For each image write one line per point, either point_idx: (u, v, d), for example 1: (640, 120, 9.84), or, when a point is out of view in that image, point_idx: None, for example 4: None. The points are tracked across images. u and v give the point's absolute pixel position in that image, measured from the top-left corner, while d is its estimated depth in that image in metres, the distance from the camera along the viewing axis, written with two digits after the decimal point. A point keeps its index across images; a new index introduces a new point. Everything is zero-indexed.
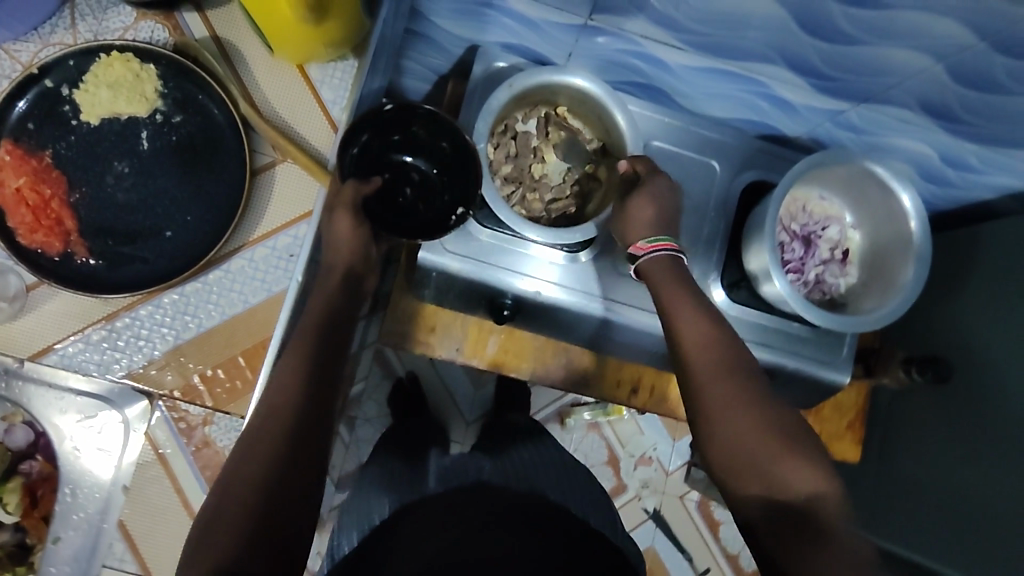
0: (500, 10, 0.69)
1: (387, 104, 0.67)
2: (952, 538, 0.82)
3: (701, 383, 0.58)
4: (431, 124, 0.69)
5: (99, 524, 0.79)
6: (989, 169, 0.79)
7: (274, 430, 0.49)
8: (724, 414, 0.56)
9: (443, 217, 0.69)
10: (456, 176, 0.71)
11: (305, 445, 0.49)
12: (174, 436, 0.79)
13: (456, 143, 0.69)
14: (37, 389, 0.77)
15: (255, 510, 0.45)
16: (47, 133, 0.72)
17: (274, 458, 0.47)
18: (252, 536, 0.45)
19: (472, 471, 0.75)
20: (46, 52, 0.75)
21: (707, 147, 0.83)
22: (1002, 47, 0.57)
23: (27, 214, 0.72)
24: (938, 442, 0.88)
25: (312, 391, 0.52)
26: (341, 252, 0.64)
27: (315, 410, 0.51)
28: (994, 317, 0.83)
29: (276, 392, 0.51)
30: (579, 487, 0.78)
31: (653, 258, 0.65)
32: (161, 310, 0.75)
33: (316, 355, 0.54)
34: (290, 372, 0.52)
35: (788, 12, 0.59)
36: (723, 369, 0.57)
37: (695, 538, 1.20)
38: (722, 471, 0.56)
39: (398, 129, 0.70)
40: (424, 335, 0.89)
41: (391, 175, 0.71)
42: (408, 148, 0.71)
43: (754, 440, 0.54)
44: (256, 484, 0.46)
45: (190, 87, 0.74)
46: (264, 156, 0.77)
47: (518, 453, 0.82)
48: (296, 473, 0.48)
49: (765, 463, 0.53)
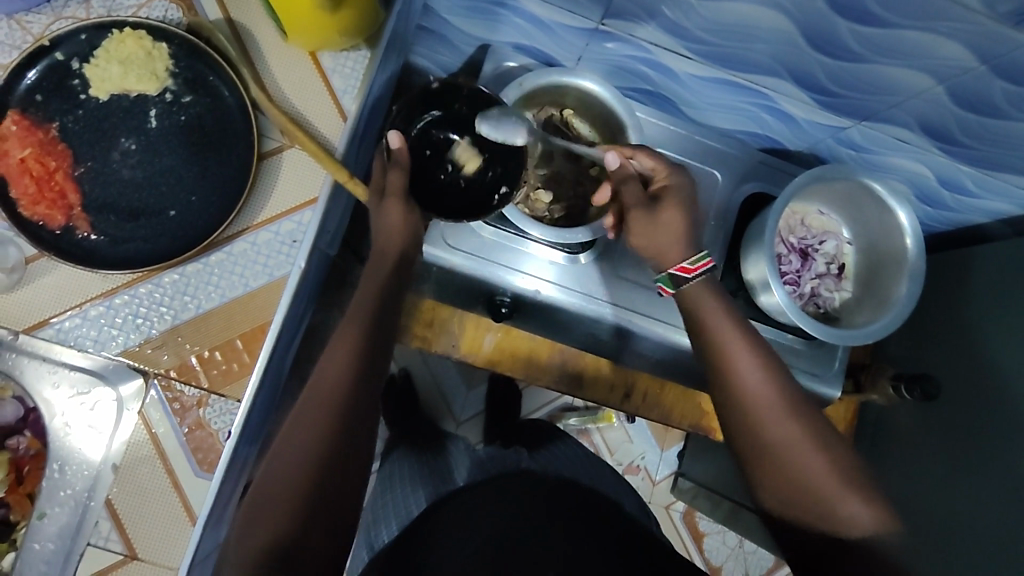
0: (513, 11, 0.70)
1: (433, 82, 0.71)
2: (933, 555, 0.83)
3: (757, 400, 0.58)
4: (476, 101, 0.72)
5: (85, 502, 0.78)
6: (984, 193, 0.80)
7: (327, 413, 0.50)
8: (785, 443, 0.56)
9: (487, 196, 0.74)
10: (498, 153, 0.75)
11: (356, 419, 0.51)
12: (166, 416, 0.77)
13: (499, 121, 0.73)
14: (31, 362, 0.77)
15: (308, 495, 0.47)
16: (55, 106, 0.72)
17: (329, 445, 0.48)
18: (305, 519, 0.46)
19: (511, 461, 0.77)
20: (58, 25, 0.75)
21: (709, 157, 0.85)
22: (1002, 72, 0.59)
23: (30, 184, 0.71)
24: (925, 461, 0.89)
25: (365, 378, 0.53)
26: (393, 236, 0.64)
27: (369, 399, 0.52)
28: (983, 339, 0.84)
29: (330, 376, 0.52)
30: (609, 481, 0.81)
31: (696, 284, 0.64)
32: (160, 290, 0.75)
33: (368, 342, 0.55)
34: (343, 357, 0.53)
35: (795, 27, 0.60)
36: (783, 403, 0.57)
37: (679, 549, 1.21)
38: (771, 486, 0.56)
39: (440, 106, 0.73)
40: (421, 330, 0.88)
41: (432, 151, 0.74)
42: (449, 125, 0.74)
43: (820, 475, 0.54)
44: (311, 468, 0.47)
45: (202, 68, 0.74)
46: (272, 141, 0.77)
47: (550, 448, 0.84)
48: (349, 459, 0.49)
49: (829, 496, 0.54)
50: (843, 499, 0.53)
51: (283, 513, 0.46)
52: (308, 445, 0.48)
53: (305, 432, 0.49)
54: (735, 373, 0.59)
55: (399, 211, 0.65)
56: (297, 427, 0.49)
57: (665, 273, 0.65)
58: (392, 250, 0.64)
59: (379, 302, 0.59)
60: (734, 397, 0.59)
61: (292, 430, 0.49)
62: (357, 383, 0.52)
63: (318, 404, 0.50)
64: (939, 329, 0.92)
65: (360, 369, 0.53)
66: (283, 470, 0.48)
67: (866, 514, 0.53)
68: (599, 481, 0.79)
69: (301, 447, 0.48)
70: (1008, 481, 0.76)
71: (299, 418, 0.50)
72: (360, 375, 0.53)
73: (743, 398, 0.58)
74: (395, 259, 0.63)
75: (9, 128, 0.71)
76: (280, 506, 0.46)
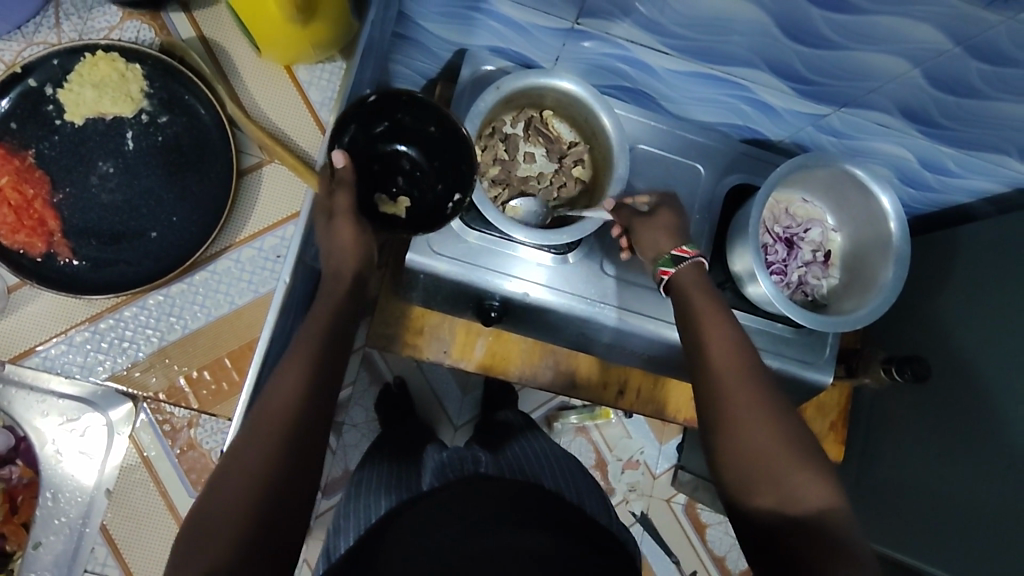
0: (487, 14, 0.70)
1: (372, 94, 0.68)
2: (930, 535, 0.83)
3: (729, 387, 0.58)
4: (418, 110, 0.71)
5: (80, 529, 0.79)
6: (966, 172, 0.81)
7: (285, 415, 0.51)
8: (745, 423, 0.57)
9: (440, 207, 0.73)
10: (448, 161, 0.73)
11: (313, 424, 0.53)
12: (158, 439, 0.77)
13: (444, 129, 0.71)
14: (18, 393, 0.77)
15: (252, 518, 0.47)
16: (30, 133, 0.72)
17: (274, 470, 0.49)
18: (248, 543, 0.47)
19: (470, 465, 0.75)
20: (29, 51, 0.75)
21: (691, 150, 0.84)
22: (977, 52, 0.59)
23: (9, 213, 0.71)
24: (916, 444, 0.89)
25: (314, 401, 0.53)
26: (347, 257, 0.63)
27: (317, 424, 0.53)
28: (972, 318, 0.84)
29: (279, 396, 0.52)
30: (578, 482, 0.81)
31: (687, 267, 0.65)
32: (145, 312, 0.75)
33: (327, 347, 0.57)
34: (301, 363, 0.55)
35: (770, 17, 0.60)
36: (746, 380, 0.59)
37: (682, 541, 1.21)
38: (739, 475, 0.56)
39: (384, 119, 0.71)
40: (412, 338, 0.88)
41: (381, 164, 0.74)
42: (394, 136, 0.73)
43: (770, 449, 0.56)
44: (260, 484, 0.48)
45: (178, 87, 0.74)
46: (251, 157, 0.77)
47: (513, 446, 0.84)
48: (295, 482, 0.50)
49: (779, 467, 0.55)
50: (794, 472, 0.54)
51: (227, 538, 0.46)
52: (258, 465, 0.49)
53: (248, 455, 0.49)
54: (705, 360, 0.61)
55: (350, 231, 0.64)
56: (254, 429, 0.51)
57: (665, 254, 0.66)
58: (346, 272, 0.63)
59: (335, 319, 0.59)
60: (706, 371, 0.60)
61: (250, 431, 0.51)
62: (304, 407, 0.52)
63: (263, 427, 0.51)
64: (927, 309, 0.92)
65: (308, 392, 0.53)
66: (227, 493, 0.48)
67: (806, 483, 0.54)
68: (566, 485, 0.78)
69: (247, 469, 0.49)
70: (1001, 457, 0.76)
71: (248, 438, 0.50)
72: (309, 397, 0.53)
73: (718, 372, 0.59)
74: (351, 282, 0.63)
75: None
76: (221, 533, 0.47)
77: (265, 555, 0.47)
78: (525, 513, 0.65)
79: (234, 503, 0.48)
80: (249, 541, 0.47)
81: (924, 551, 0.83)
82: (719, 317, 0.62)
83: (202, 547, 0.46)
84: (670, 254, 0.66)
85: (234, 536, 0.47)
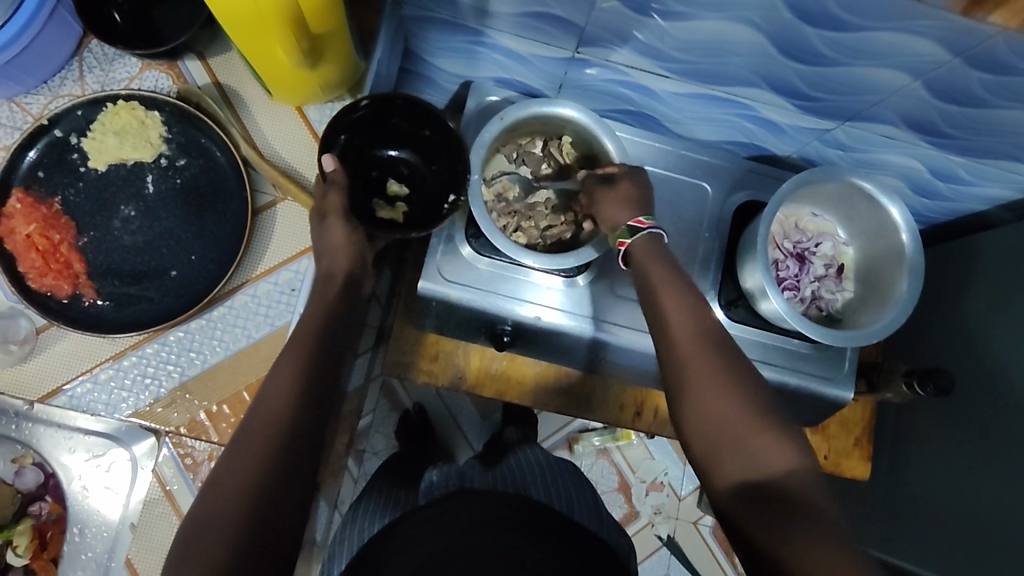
0: (488, 46, 0.72)
1: (364, 99, 0.69)
2: (950, 551, 0.81)
3: (684, 382, 0.58)
4: (413, 114, 0.72)
5: (106, 564, 0.82)
6: (980, 180, 0.80)
7: (271, 433, 0.52)
8: (712, 410, 0.56)
9: (436, 206, 0.73)
10: (442, 163, 0.74)
11: (300, 437, 0.53)
12: (180, 472, 0.80)
13: (439, 130, 0.72)
14: (46, 430, 0.81)
15: (242, 534, 0.48)
16: (56, 181, 0.76)
17: (266, 480, 0.50)
18: (242, 551, 0.47)
19: (469, 476, 0.76)
20: (55, 103, 0.80)
21: (698, 169, 0.84)
22: (977, 63, 0.59)
23: (37, 258, 0.74)
24: (944, 457, 0.86)
25: (302, 414, 0.53)
26: (340, 255, 0.64)
27: (309, 430, 0.53)
28: (997, 328, 0.82)
29: (270, 406, 0.53)
30: (569, 492, 0.79)
31: (641, 238, 0.65)
32: (166, 348, 0.78)
33: (313, 364, 0.56)
34: (287, 380, 0.55)
35: (766, 37, 0.61)
36: (703, 370, 0.58)
37: (711, 563, 1.19)
38: (706, 464, 0.57)
39: (377, 126, 0.72)
40: (426, 364, 0.89)
41: (379, 171, 0.74)
42: (387, 140, 0.74)
43: (742, 443, 0.55)
44: (248, 499, 0.49)
45: (194, 131, 0.77)
46: (265, 195, 0.80)
47: (510, 460, 0.84)
48: (292, 488, 0.51)
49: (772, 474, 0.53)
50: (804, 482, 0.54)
51: (222, 546, 0.47)
52: (246, 482, 0.49)
53: (242, 465, 0.50)
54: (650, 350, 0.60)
55: (347, 228, 0.65)
56: (240, 446, 0.51)
57: (621, 227, 0.66)
58: (344, 270, 0.64)
59: (323, 330, 0.60)
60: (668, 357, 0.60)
61: (233, 448, 0.51)
62: (298, 415, 0.53)
63: (259, 433, 0.52)
64: (947, 320, 0.91)
65: (294, 408, 0.53)
66: (218, 503, 0.49)
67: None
68: (555, 494, 0.77)
69: (233, 490, 0.49)
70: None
71: (236, 453, 0.51)
72: (303, 405, 0.54)
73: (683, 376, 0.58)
74: (341, 279, 0.64)
75: (14, 206, 0.75)
76: (208, 554, 0.47)
77: (260, 560, 0.48)
78: (521, 522, 0.64)
79: (229, 511, 0.49)
80: (243, 547, 0.48)
81: (942, 564, 0.81)
82: (658, 307, 0.62)
83: (196, 562, 0.47)
84: (627, 225, 0.66)
85: (226, 542, 0.47)
